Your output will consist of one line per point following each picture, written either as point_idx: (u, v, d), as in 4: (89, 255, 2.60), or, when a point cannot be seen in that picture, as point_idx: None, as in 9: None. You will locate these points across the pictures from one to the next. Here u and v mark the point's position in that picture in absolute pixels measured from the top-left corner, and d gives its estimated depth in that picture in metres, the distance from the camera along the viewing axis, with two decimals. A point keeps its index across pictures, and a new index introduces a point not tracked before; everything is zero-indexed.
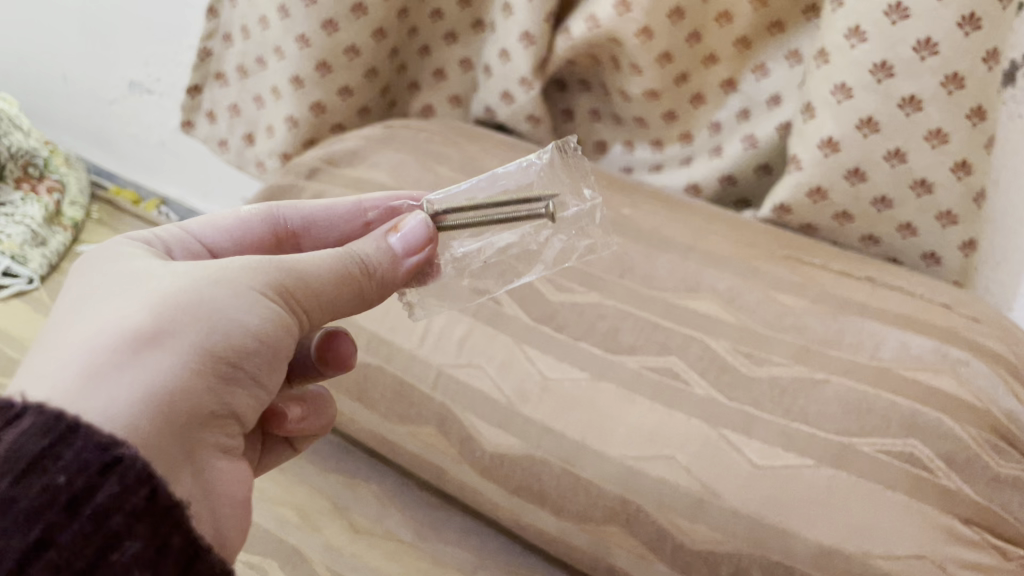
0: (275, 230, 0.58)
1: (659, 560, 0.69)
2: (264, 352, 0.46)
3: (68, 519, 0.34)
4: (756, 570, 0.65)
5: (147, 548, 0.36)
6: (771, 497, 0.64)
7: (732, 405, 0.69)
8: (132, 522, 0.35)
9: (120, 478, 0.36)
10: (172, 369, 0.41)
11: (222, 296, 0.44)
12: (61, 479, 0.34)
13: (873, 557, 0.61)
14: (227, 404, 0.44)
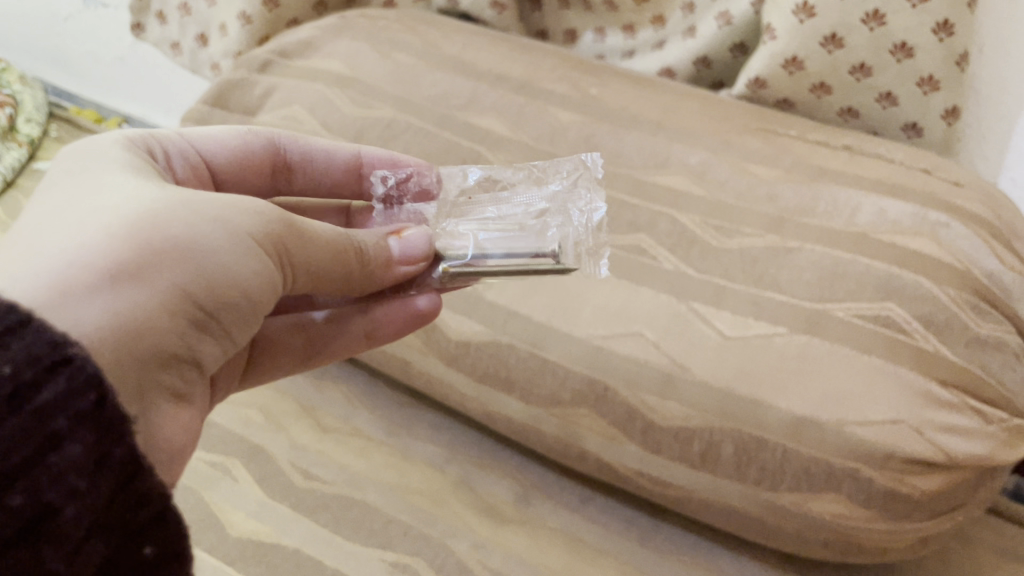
0: (274, 159, 0.55)
1: (629, 441, 0.67)
2: (244, 305, 0.39)
3: (7, 411, 0.26)
4: (729, 445, 0.62)
5: (92, 458, 0.28)
6: (740, 368, 0.62)
7: (702, 277, 0.66)
8: (78, 424, 0.27)
9: (69, 374, 0.28)
10: (146, 296, 0.34)
11: (216, 228, 0.37)
12: (2, 369, 0.26)
13: (849, 425, 0.59)
14: (194, 348, 0.37)
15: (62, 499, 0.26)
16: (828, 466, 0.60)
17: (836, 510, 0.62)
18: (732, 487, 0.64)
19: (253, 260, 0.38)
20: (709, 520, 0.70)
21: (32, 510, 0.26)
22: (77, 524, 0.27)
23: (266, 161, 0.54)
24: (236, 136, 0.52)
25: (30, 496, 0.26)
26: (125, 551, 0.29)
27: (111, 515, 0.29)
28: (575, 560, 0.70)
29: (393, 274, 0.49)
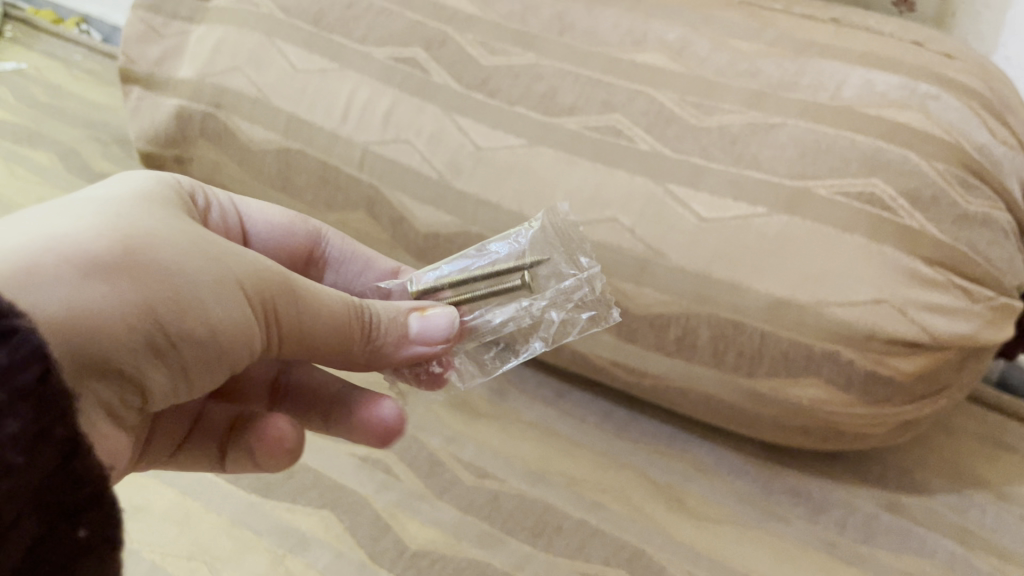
0: (313, 247, 0.53)
1: (603, 330, 0.66)
2: (212, 349, 0.36)
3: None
4: (705, 331, 0.61)
5: (35, 430, 0.26)
6: (718, 250, 0.60)
7: (678, 157, 0.62)
8: (19, 401, 0.25)
9: (15, 347, 0.26)
10: (114, 300, 0.32)
11: (201, 266, 0.35)
12: None
13: (828, 305, 0.57)
14: (143, 375, 0.34)
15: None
16: (808, 349, 0.59)
17: (817, 396, 0.61)
18: (708, 374, 0.63)
19: (240, 309, 0.36)
20: (687, 411, 0.69)
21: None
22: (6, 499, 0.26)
23: (304, 250, 0.53)
24: (285, 215, 0.52)
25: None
26: (56, 533, 0.28)
27: (48, 495, 0.27)
28: (550, 453, 0.69)
29: (407, 352, 0.45)
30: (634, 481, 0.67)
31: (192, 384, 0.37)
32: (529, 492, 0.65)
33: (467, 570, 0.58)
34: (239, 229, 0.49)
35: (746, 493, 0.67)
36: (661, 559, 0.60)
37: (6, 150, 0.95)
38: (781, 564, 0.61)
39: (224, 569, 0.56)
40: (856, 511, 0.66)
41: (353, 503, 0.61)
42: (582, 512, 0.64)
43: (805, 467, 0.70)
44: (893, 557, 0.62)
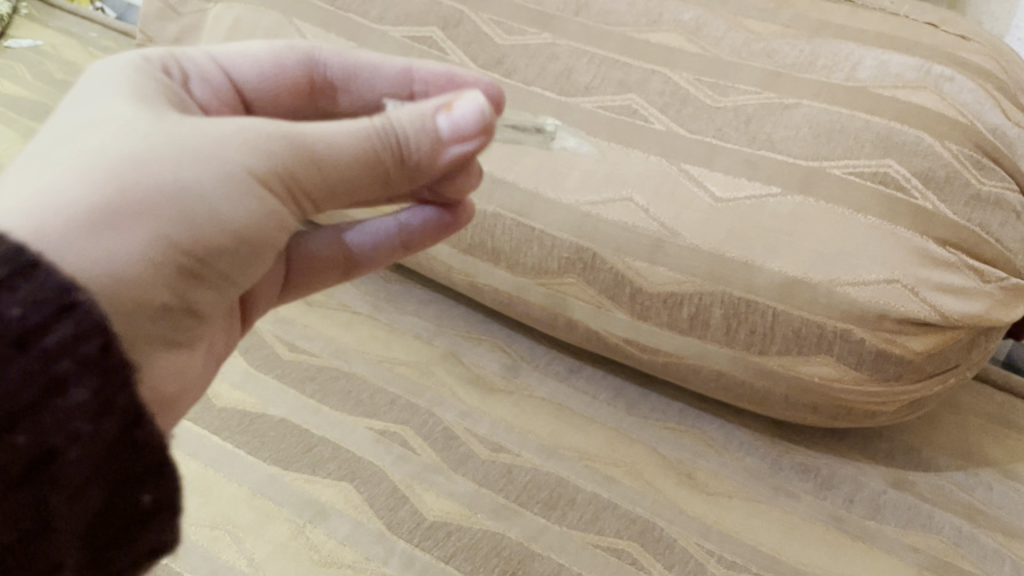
0: (312, 75, 0.44)
1: (617, 308, 0.67)
2: (248, 243, 0.35)
3: (17, 354, 0.25)
4: (718, 309, 0.62)
5: (97, 401, 0.27)
6: (731, 230, 0.60)
7: (692, 137, 0.63)
8: (83, 370, 0.27)
9: (75, 320, 0.27)
10: (132, 245, 0.31)
11: (212, 166, 0.32)
12: (12, 312, 0.25)
13: (841, 285, 0.58)
14: (186, 296, 0.34)
15: (62, 443, 0.27)
16: (819, 328, 0.60)
17: (828, 374, 0.62)
18: (721, 351, 0.64)
19: (262, 204, 0.34)
20: (697, 388, 0.70)
21: (31, 454, 0.26)
22: (76, 466, 0.27)
23: (304, 81, 0.45)
24: (269, 48, 0.43)
25: (33, 439, 0.26)
26: (124, 496, 0.30)
27: (114, 463, 0.29)
28: (563, 428, 0.70)
29: (446, 156, 0.39)
30: (646, 455, 0.68)
31: (240, 284, 0.36)
32: (542, 466, 0.66)
33: (483, 540, 0.59)
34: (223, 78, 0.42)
35: (755, 469, 0.68)
36: (672, 532, 0.62)
37: (24, 127, 0.96)
38: (789, 537, 0.63)
39: (246, 537, 0.57)
40: (863, 487, 0.67)
41: (370, 475, 0.63)
42: (594, 485, 0.65)
43: (814, 444, 0.71)
44: (899, 531, 0.63)
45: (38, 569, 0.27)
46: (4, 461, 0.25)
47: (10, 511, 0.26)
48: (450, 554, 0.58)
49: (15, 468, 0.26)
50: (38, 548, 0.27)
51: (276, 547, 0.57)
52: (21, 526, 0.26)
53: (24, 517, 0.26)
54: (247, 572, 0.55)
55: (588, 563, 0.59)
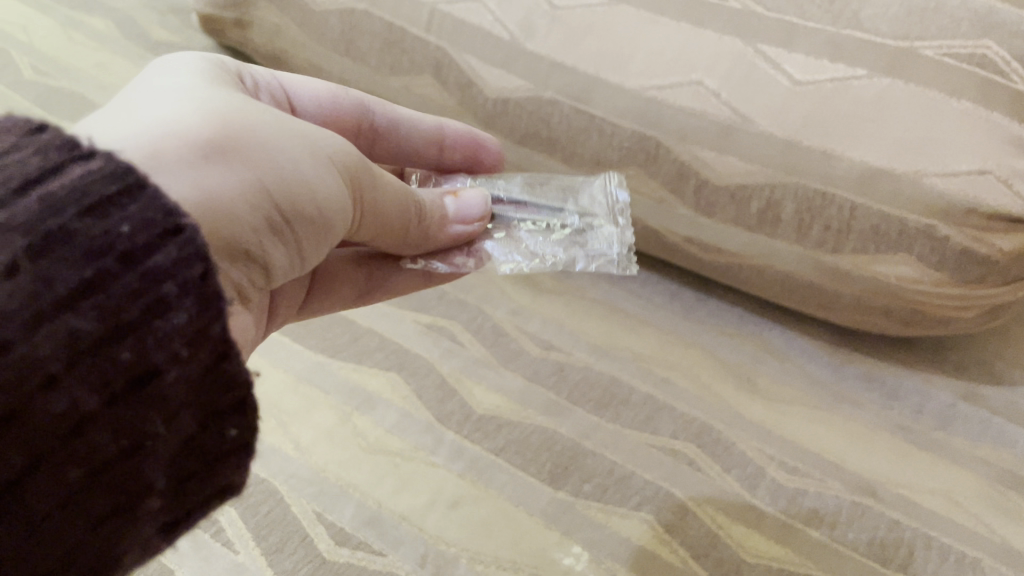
0: (362, 120, 0.53)
1: (679, 203, 0.63)
2: (318, 225, 0.39)
3: (120, 270, 0.27)
4: (790, 204, 0.59)
5: (194, 328, 0.28)
6: (810, 117, 0.56)
7: (771, 16, 0.58)
8: (183, 293, 0.27)
9: (179, 243, 0.28)
10: (237, 182, 0.34)
11: (293, 147, 0.37)
12: (121, 228, 0.27)
13: (928, 176, 0.54)
14: (263, 252, 0.36)
15: (162, 363, 0.27)
16: (900, 224, 0.56)
17: (905, 275, 0.58)
18: (789, 249, 0.61)
19: (334, 186, 0.39)
20: (760, 291, 0.66)
21: (129, 369, 0.26)
22: (173, 389, 0.27)
23: (353, 121, 0.53)
24: (328, 86, 0.51)
25: (136, 355, 0.26)
26: (209, 430, 0.29)
27: (204, 392, 0.28)
28: (617, 329, 0.67)
29: (448, 232, 0.51)
30: (702, 359, 0.65)
31: (300, 257, 0.40)
32: (595, 364, 0.63)
33: (534, 435, 0.57)
34: (286, 103, 0.48)
35: (818, 377, 0.65)
36: (730, 435, 0.59)
37: (63, 15, 0.93)
38: (854, 445, 0.60)
39: (293, 422, 0.56)
40: (931, 399, 0.64)
41: (418, 367, 0.61)
42: (649, 386, 0.62)
43: (880, 354, 0.67)
44: (970, 443, 0.60)
45: (131, 488, 0.27)
46: (106, 372, 0.26)
47: (107, 425, 0.26)
48: (500, 447, 0.56)
49: (112, 381, 0.26)
50: (129, 469, 0.27)
51: (322, 433, 0.55)
52: (118, 441, 0.26)
53: (121, 435, 0.26)
54: (293, 455, 0.53)
55: (644, 461, 0.56)
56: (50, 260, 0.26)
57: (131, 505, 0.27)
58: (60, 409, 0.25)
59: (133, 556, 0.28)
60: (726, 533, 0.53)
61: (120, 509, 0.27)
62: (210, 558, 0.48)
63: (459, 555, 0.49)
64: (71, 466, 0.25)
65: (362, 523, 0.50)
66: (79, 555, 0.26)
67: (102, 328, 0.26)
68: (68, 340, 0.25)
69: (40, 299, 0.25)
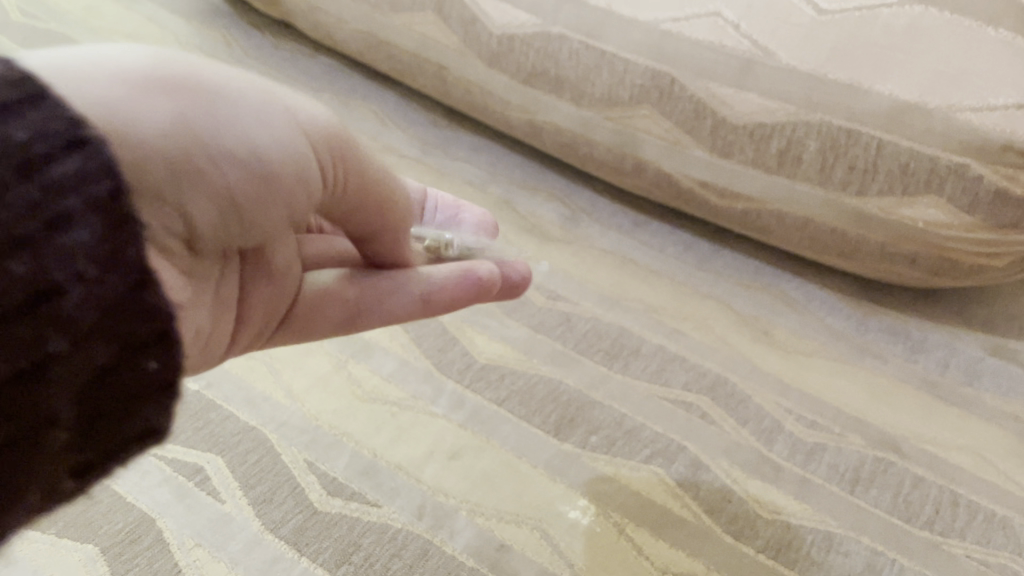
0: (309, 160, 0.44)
1: (694, 145, 0.60)
2: (273, 200, 0.30)
3: (19, 179, 0.21)
4: (813, 143, 0.55)
5: (105, 249, 0.22)
6: (835, 49, 0.53)
7: None
8: (92, 210, 0.22)
9: (83, 155, 0.22)
10: (156, 111, 0.25)
11: (241, 87, 0.29)
12: (20, 135, 0.21)
13: (960, 110, 0.50)
14: (184, 203, 0.27)
15: (65, 280, 0.22)
16: (930, 162, 0.52)
17: (935, 219, 0.54)
18: (810, 193, 0.57)
19: (293, 137, 0.30)
20: (778, 241, 0.63)
21: (26, 282, 0.21)
22: (82, 312, 0.22)
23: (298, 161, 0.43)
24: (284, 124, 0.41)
25: (35, 271, 0.21)
26: (126, 364, 0.24)
27: (122, 321, 0.23)
28: (627, 280, 0.64)
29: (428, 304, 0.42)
30: (717, 311, 0.62)
31: (243, 223, 0.30)
32: (604, 315, 0.60)
33: (539, 386, 0.54)
34: None
35: (839, 331, 0.62)
36: (746, 388, 0.56)
37: None
38: (876, 400, 0.56)
39: (284, 370, 0.53)
40: (958, 353, 0.60)
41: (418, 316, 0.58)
42: (661, 338, 0.59)
43: (904, 306, 0.64)
44: (999, 400, 0.57)
45: (29, 416, 0.22)
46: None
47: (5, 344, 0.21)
48: (504, 398, 0.53)
49: (8, 296, 0.21)
50: (27, 396, 0.22)
51: (316, 381, 0.52)
52: (19, 359, 0.21)
53: (22, 352, 0.21)
54: (284, 402, 0.51)
55: (654, 414, 0.54)
56: None
57: (32, 438, 0.22)
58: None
59: (32, 503, 0.23)
60: (741, 488, 0.50)
61: (15, 443, 0.22)
62: (194, 507, 0.45)
63: (458, 507, 0.46)
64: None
65: (356, 473, 0.47)
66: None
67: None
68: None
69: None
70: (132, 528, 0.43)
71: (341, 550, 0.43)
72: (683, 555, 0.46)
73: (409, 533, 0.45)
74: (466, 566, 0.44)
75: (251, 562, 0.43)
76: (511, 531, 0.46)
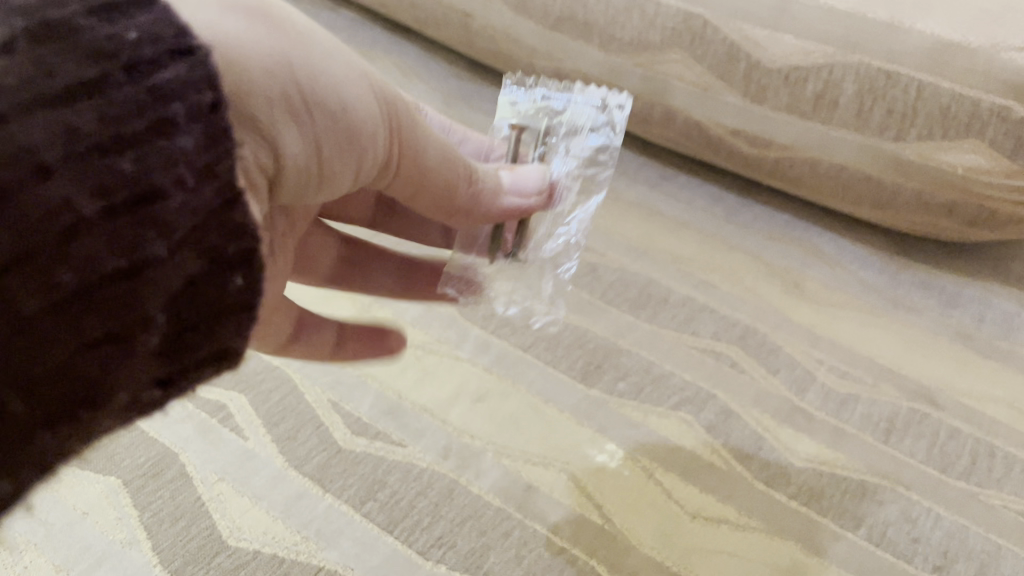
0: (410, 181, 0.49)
1: (727, 90, 0.58)
2: (350, 146, 0.31)
3: (125, 78, 0.21)
4: (851, 86, 0.53)
5: (205, 160, 0.22)
6: None
7: None
8: (195, 120, 0.22)
9: (188, 65, 0.22)
10: (252, 34, 0.26)
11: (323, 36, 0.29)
12: (126, 36, 0.21)
13: (1007, 50, 0.49)
14: (277, 134, 0.27)
15: (167, 182, 0.21)
16: (972, 105, 0.50)
17: (975, 164, 0.52)
18: (846, 138, 0.56)
19: (363, 86, 0.31)
20: (810, 192, 0.61)
21: (132, 182, 0.20)
22: (181, 218, 0.21)
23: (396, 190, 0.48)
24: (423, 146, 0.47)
25: (138, 169, 0.21)
26: (214, 279, 0.23)
27: (211, 233, 0.22)
28: (654, 231, 0.62)
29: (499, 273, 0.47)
30: (746, 263, 0.61)
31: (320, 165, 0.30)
32: (631, 266, 0.59)
33: (566, 332, 0.53)
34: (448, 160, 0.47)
35: (871, 283, 0.60)
36: (776, 338, 0.54)
37: None
38: (910, 351, 0.54)
39: None
40: (994, 307, 0.58)
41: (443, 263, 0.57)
42: (689, 288, 0.58)
43: (939, 262, 0.62)
44: None
45: (125, 316, 0.20)
46: (105, 179, 0.20)
47: (106, 236, 0.20)
48: (530, 343, 0.52)
49: (108, 186, 0.20)
50: (128, 291, 0.20)
51: None
52: (120, 254, 0.20)
53: (121, 249, 0.20)
54: None
55: (683, 361, 0.52)
56: (51, 50, 0.20)
57: (125, 337, 0.21)
58: (51, 205, 0.19)
59: (118, 409, 0.21)
60: (772, 435, 0.48)
61: (118, 338, 0.20)
62: (217, 443, 0.45)
63: (485, 448, 0.46)
64: (64, 268, 0.19)
65: (380, 414, 0.47)
66: (60, 380, 0.19)
67: (102, 131, 0.20)
68: (65, 135, 0.19)
69: (33, 85, 0.19)
70: (155, 462, 0.44)
71: (366, 487, 0.43)
72: (712, 500, 0.45)
73: (435, 472, 0.44)
74: (491, 505, 0.43)
75: (276, 497, 0.42)
76: (538, 472, 0.45)
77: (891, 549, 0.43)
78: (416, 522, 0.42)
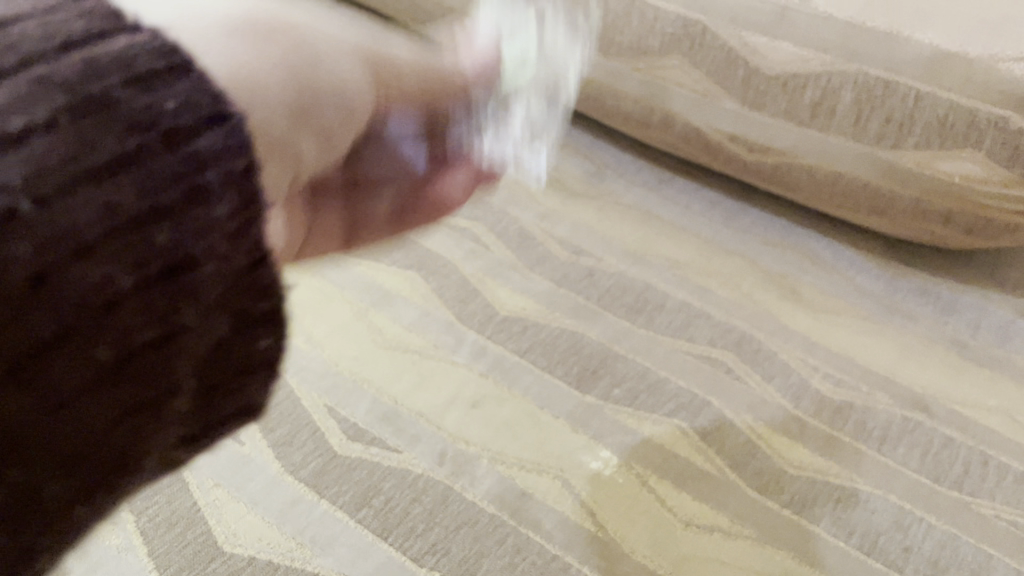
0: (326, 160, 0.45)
1: (726, 97, 0.58)
2: (350, 124, 0.30)
3: (164, 150, 0.19)
4: (849, 94, 0.54)
5: (246, 223, 0.20)
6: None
7: None
8: (244, 184, 0.20)
9: (228, 130, 0.20)
10: (268, 63, 0.24)
11: (311, 24, 0.28)
12: (167, 104, 0.19)
13: (1003, 61, 0.49)
14: (296, 145, 0.25)
15: (203, 253, 0.19)
16: (970, 115, 0.50)
17: (973, 173, 0.53)
18: (844, 146, 0.56)
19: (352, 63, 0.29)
20: (808, 199, 0.61)
21: (164, 253, 0.18)
22: (215, 287, 0.19)
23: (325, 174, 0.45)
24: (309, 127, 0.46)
25: (173, 240, 0.18)
26: (245, 341, 0.20)
27: (243, 294, 0.20)
28: (651, 236, 0.62)
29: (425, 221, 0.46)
30: (744, 269, 0.61)
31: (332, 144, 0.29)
32: (628, 271, 0.59)
33: (561, 337, 0.53)
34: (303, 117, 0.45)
35: (867, 289, 0.60)
36: (773, 345, 0.55)
37: None
38: (906, 358, 0.55)
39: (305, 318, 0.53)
40: (989, 315, 0.58)
41: (440, 268, 0.57)
42: (686, 295, 0.58)
43: (936, 269, 0.62)
44: None
45: (154, 392, 0.18)
46: (140, 251, 0.18)
47: (138, 310, 0.18)
48: (525, 348, 0.52)
49: (146, 263, 0.18)
50: (157, 369, 0.18)
51: (338, 328, 0.53)
52: (154, 327, 0.18)
53: (156, 320, 0.18)
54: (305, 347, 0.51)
55: (679, 368, 0.53)
56: (90, 124, 0.18)
57: (151, 414, 0.18)
58: (90, 283, 0.17)
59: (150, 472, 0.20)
60: (766, 444, 0.49)
61: (144, 417, 0.18)
62: (213, 448, 0.45)
63: (479, 454, 0.46)
64: (100, 345, 0.17)
65: (376, 419, 0.47)
66: (82, 472, 0.17)
67: (138, 204, 0.18)
68: (106, 214, 0.17)
69: (77, 163, 0.17)
70: None
71: (360, 493, 0.43)
72: (706, 508, 0.45)
73: (429, 479, 0.44)
74: (486, 512, 0.43)
75: (270, 502, 0.43)
76: (533, 479, 0.45)
77: (884, 558, 0.44)
78: (410, 529, 0.42)
